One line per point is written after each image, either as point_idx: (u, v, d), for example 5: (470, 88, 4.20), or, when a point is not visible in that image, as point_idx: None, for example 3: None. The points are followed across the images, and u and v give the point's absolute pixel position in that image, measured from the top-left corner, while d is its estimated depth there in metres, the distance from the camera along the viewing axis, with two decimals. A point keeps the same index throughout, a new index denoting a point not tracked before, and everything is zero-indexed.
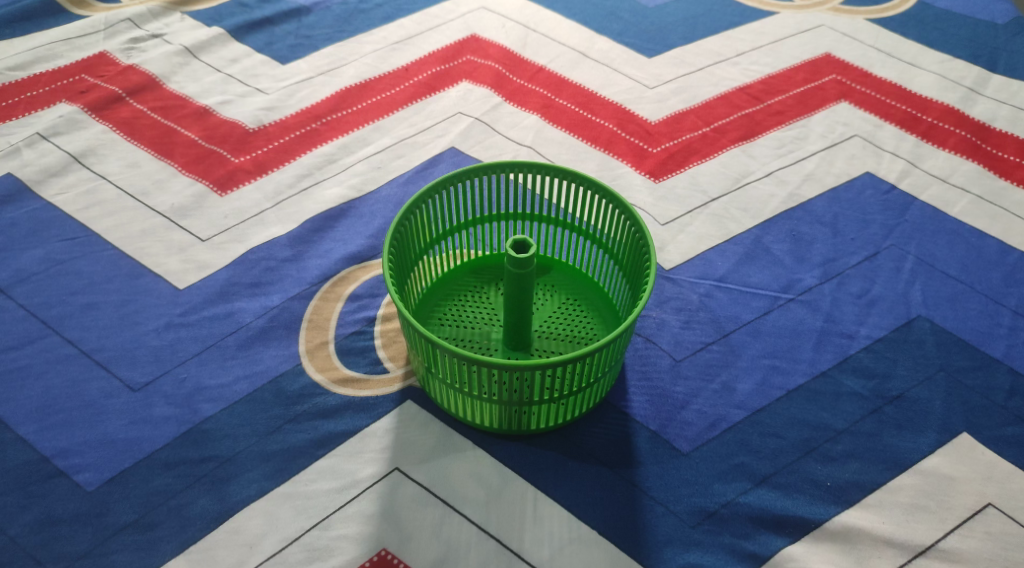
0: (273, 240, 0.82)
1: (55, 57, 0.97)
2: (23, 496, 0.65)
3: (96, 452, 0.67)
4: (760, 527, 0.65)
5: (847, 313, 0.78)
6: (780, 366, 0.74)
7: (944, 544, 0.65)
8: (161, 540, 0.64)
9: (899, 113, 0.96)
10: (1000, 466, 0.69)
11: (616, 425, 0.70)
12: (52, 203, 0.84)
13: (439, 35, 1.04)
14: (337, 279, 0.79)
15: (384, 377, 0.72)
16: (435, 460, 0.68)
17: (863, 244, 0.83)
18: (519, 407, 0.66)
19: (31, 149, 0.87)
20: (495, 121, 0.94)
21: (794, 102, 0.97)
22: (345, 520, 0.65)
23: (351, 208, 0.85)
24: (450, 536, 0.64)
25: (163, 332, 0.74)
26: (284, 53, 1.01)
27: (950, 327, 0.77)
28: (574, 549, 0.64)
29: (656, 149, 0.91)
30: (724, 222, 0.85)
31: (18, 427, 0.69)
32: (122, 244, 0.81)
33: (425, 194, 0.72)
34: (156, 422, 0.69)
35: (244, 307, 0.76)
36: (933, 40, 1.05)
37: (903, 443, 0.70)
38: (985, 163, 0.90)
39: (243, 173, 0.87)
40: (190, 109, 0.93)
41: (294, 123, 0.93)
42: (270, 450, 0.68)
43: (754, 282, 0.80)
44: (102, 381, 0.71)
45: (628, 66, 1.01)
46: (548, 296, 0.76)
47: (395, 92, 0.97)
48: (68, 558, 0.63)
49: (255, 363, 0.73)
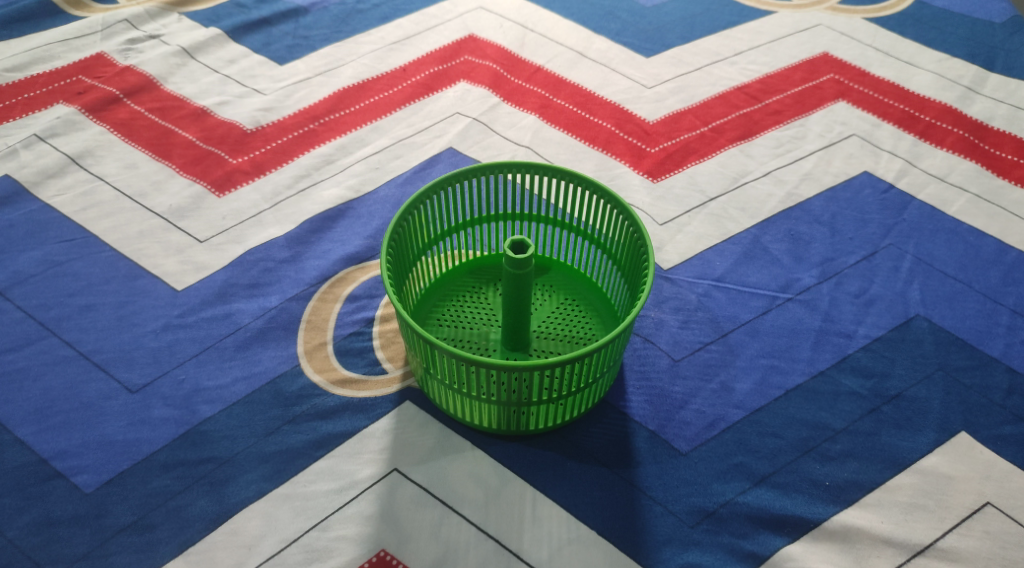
0: (271, 241, 0.82)
1: (52, 58, 0.97)
2: (22, 498, 0.65)
3: (95, 454, 0.67)
4: (760, 526, 0.65)
5: (845, 312, 0.78)
6: (779, 366, 0.74)
7: (944, 543, 0.65)
8: (160, 541, 0.64)
9: (897, 112, 0.96)
10: (999, 465, 0.69)
11: (616, 425, 0.70)
12: (50, 204, 0.84)
13: (436, 35, 1.04)
14: (336, 279, 0.79)
15: (383, 377, 0.72)
16: (434, 461, 0.68)
17: (861, 243, 0.83)
18: (518, 407, 0.66)
19: (29, 151, 0.87)
20: (493, 122, 0.94)
21: (792, 102, 0.97)
22: (344, 521, 0.65)
23: (350, 209, 0.85)
24: (450, 537, 0.64)
25: (161, 334, 0.74)
26: (282, 53, 1.01)
27: (948, 326, 0.77)
28: (573, 550, 0.64)
29: (654, 149, 0.91)
30: (722, 221, 0.85)
31: (16, 428, 0.69)
32: (120, 245, 0.81)
33: (423, 195, 0.72)
34: (154, 424, 0.69)
35: (243, 308, 0.76)
36: (931, 39, 1.05)
37: (902, 442, 0.70)
38: (982, 162, 0.90)
39: (241, 174, 0.87)
40: (188, 110, 0.93)
41: (292, 124, 0.93)
42: (269, 452, 0.68)
43: (753, 281, 0.80)
44: (101, 382, 0.71)
45: (626, 66, 1.01)
46: (546, 296, 0.76)
47: (393, 93, 0.97)
48: (67, 560, 0.63)
49: (254, 364, 0.73)
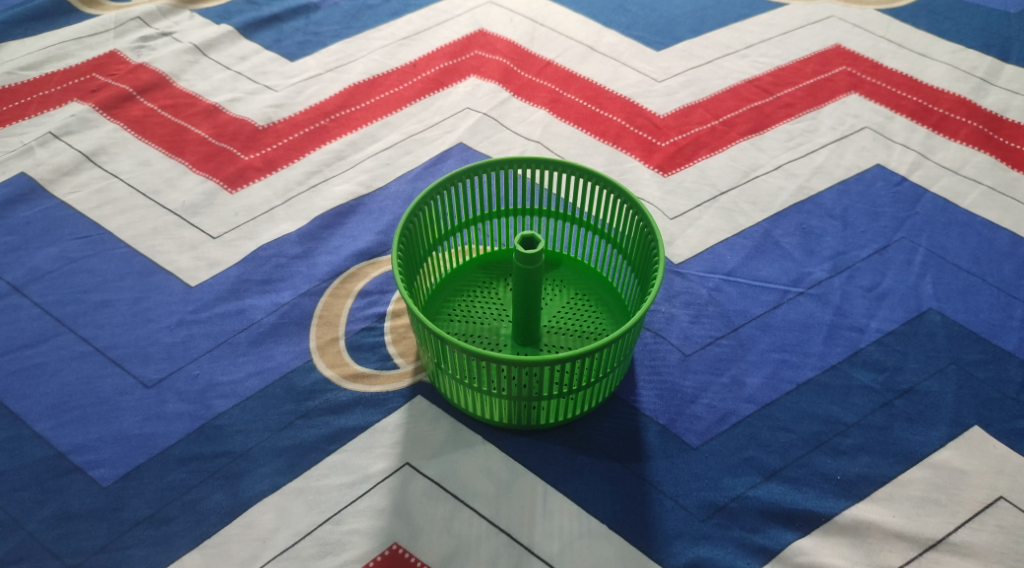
0: (283, 237, 0.82)
1: (67, 57, 0.98)
2: (40, 491, 0.66)
3: (111, 448, 0.68)
4: (771, 521, 0.65)
5: (857, 305, 0.78)
6: (790, 360, 0.74)
7: (956, 538, 0.65)
8: (175, 535, 0.64)
9: (910, 104, 0.95)
10: (1012, 459, 0.68)
11: (626, 419, 0.70)
12: (65, 202, 0.84)
13: (446, 31, 1.04)
14: (347, 275, 0.79)
15: (394, 373, 0.72)
16: (445, 455, 0.68)
17: (874, 236, 0.83)
18: (529, 401, 0.66)
19: (44, 149, 0.88)
20: (504, 117, 0.94)
21: (803, 95, 0.97)
22: (356, 515, 0.65)
23: (361, 205, 0.86)
24: (461, 530, 0.65)
25: (175, 330, 0.75)
26: (293, 50, 1.02)
27: (961, 320, 0.77)
28: (584, 544, 0.64)
29: (665, 143, 0.91)
30: (734, 215, 0.85)
31: (34, 423, 0.70)
32: (134, 242, 0.81)
33: (434, 190, 0.72)
34: (169, 418, 0.70)
35: (255, 304, 0.77)
36: (945, 30, 1.04)
37: (913, 437, 0.70)
38: (996, 154, 0.90)
39: (253, 171, 0.88)
40: (200, 107, 0.94)
41: (303, 120, 0.93)
42: (282, 446, 0.69)
43: (764, 275, 0.80)
44: (116, 378, 0.72)
45: (636, 59, 1.01)
46: (556, 290, 0.76)
47: (403, 88, 0.97)
48: (85, 553, 0.64)
49: (267, 359, 0.73)
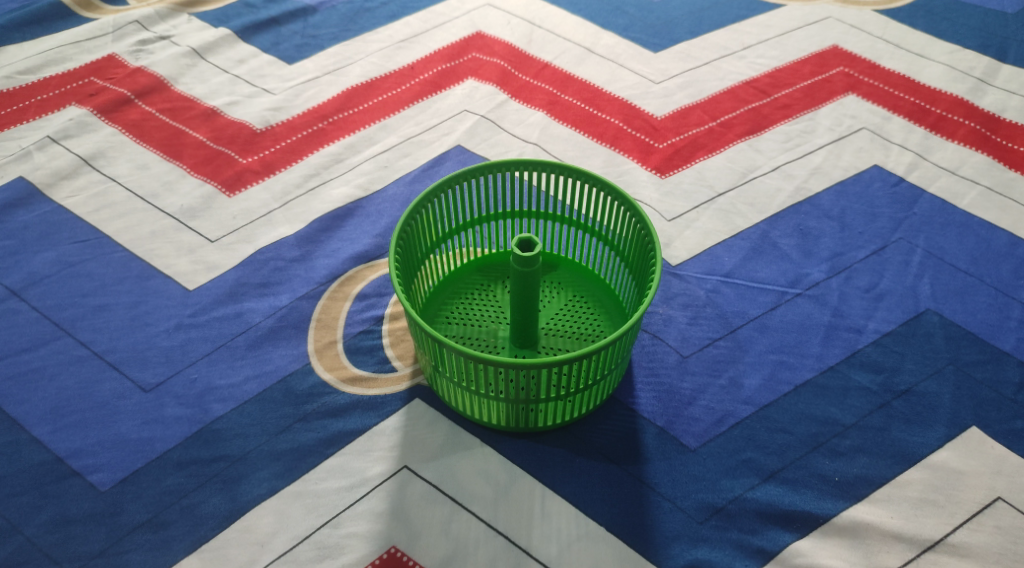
0: (281, 240, 0.82)
1: (65, 60, 0.98)
2: (38, 496, 0.66)
3: (109, 453, 0.68)
4: (769, 522, 0.65)
5: (854, 307, 0.78)
6: (788, 362, 0.74)
7: (954, 539, 0.65)
8: (173, 539, 0.64)
9: (907, 104, 0.95)
10: (1010, 460, 0.68)
11: (624, 421, 0.70)
12: (63, 206, 0.85)
13: (444, 33, 1.04)
14: (345, 278, 0.79)
15: (392, 376, 0.73)
16: (443, 458, 0.68)
17: (871, 237, 0.83)
18: (527, 404, 0.66)
19: (42, 153, 0.88)
20: (501, 119, 0.94)
21: (800, 96, 0.97)
22: (355, 518, 0.65)
23: (359, 208, 0.86)
24: (459, 533, 0.65)
25: (173, 334, 0.75)
26: (290, 53, 1.02)
27: (959, 321, 0.77)
28: (583, 546, 0.64)
29: (662, 144, 0.91)
30: (731, 217, 0.85)
31: (33, 428, 0.70)
32: (132, 245, 0.81)
33: (431, 194, 0.72)
34: (167, 422, 0.70)
35: (253, 307, 0.77)
36: (943, 31, 1.04)
37: (911, 438, 0.70)
38: (993, 154, 0.90)
39: (251, 174, 0.88)
40: (198, 110, 0.94)
41: (301, 123, 0.93)
42: (280, 449, 0.69)
43: (762, 277, 0.80)
44: (114, 382, 0.72)
45: (634, 61, 1.01)
46: (553, 293, 0.76)
47: (401, 91, 0.97)
48: (83, 557, 0.64)
49: (265, 363, 0.73)
